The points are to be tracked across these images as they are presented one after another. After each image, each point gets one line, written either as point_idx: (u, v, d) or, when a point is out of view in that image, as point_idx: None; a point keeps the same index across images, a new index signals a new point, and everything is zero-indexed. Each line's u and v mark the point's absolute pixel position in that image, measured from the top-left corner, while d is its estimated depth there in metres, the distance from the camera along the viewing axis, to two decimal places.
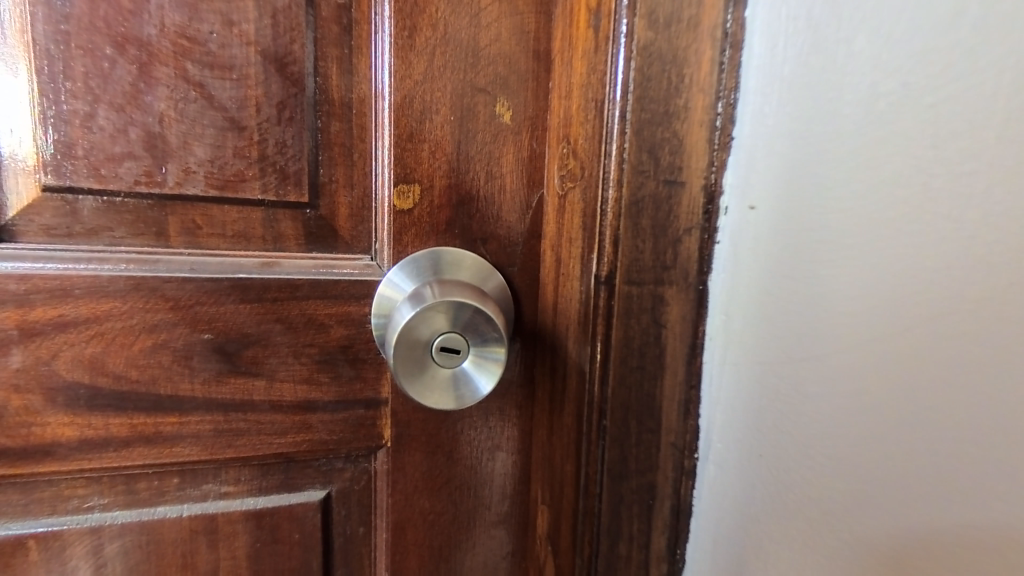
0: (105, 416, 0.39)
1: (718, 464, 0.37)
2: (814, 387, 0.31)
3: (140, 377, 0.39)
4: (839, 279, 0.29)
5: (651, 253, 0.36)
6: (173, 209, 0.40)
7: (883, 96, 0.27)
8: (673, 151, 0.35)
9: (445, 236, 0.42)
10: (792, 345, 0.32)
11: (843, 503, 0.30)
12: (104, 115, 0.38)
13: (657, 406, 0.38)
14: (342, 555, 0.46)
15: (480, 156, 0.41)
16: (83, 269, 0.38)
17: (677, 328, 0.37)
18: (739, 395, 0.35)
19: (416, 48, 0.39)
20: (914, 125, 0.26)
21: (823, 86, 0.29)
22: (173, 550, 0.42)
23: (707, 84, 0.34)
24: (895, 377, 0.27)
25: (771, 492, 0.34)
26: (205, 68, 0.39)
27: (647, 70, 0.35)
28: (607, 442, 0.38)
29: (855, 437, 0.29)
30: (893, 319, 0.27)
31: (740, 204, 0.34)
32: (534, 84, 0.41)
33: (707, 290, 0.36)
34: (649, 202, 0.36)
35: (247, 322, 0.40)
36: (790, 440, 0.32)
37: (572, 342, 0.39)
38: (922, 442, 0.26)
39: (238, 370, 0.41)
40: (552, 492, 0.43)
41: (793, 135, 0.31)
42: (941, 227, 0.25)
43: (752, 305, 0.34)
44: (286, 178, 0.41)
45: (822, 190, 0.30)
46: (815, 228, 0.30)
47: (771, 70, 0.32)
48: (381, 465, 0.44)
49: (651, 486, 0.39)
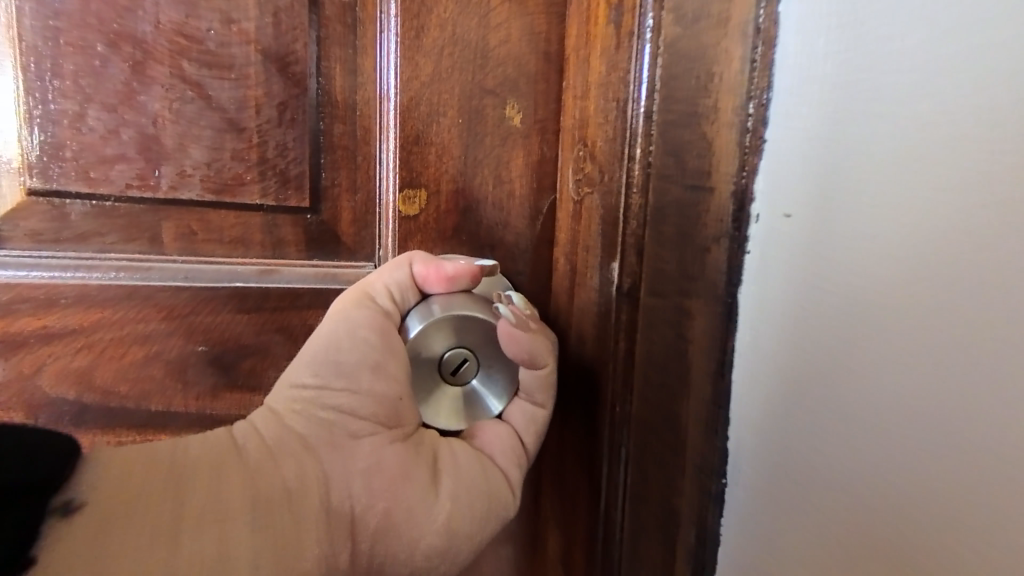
0: (91, 435, 0.36)
1: (743, 492, 0.32)
2: (841, 403, 0.27)
3: (278, 435, 0.33)
4: (878, 287, 0.25)
5: (675, 263, 0.33)
6: (169, 214, 0.38)
7: (916, 92, 0.23)
8: (700, 154, 0.31)
9: (451, 243, 0.40)
10: (818, 356, 0.28)
11: (861, 526, 0.26)
12: (96, 115, 0.36)
13: (680, 429, 0.33)
14: (535, 317, 0.36)
15: (488, 160, 0.40)
16: (71, 277, 0.36)
17: (702, 341, 0.32)
18: (757, 413, 0.31)
19: (424, 49, 0.38)
20: (935, 121, 0.23)
21: (860, 83, 0.25)
22: (479, 499, 0.35)
23: (734, 83, 0.29)
24: (909, 407, 0.24)
25: (784, 515, 0.30)
26: (203, 67, 0.37)
27: (674, 68, 0.32)
28: (629, 465, 0.36)
29: (879, 452, 0.25)
30: (902, 340, 0.24)
31: (770, 211, 0.29)
32: (545, 85, 0.40)
33: (736, 302, 0.31)
34: (674, 209, 0.33)
35: (344, 301, 0.35)
36: (812, 462, 0.28)
37: (591, 347, 0.38)
38: (936, 481, 0.23)
39: (387, 321, 0.34)
40: (563, 507, 0.41)
41: (824, 134, 0.27)
42: (956, 231, 0.22)
43: (779, 316, 0.29)
44: (287, 181, 0.39)
45: (857, 195, 0.26)
46: (856, 231, 0.26)
47: (807, 70, 0.27)
48: (468, 265, 0.36)
49: (672, 512, 0.34)
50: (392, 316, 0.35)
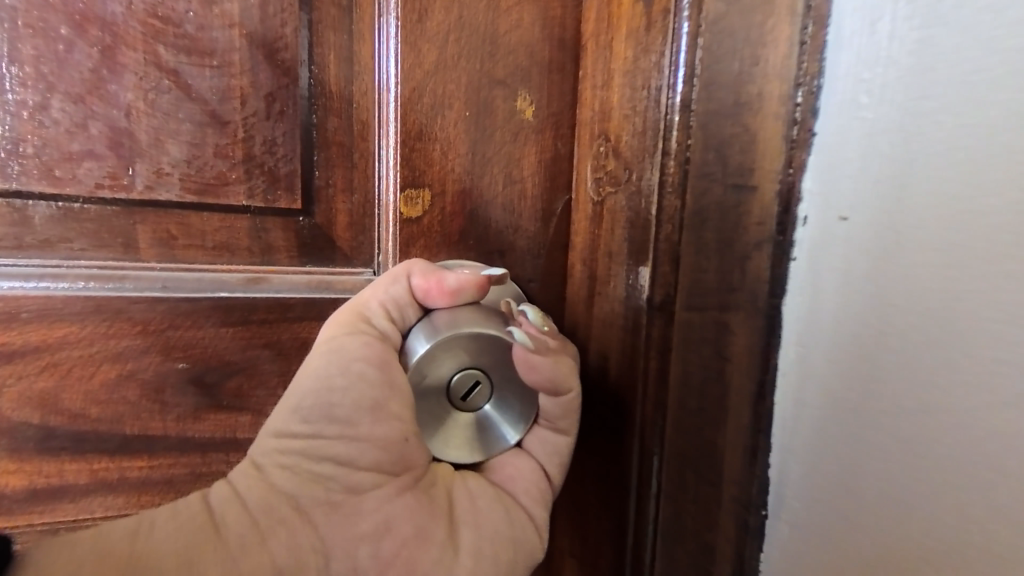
0: (58, 462, 0.32)
1: (784, 522, 0.28)
2: (868, 413, 0.25)
3: (281, 476, 0.32)
4: (911, 290, 0.23)
5: (715, 273, 0.29)
6: (144, 217, 0.34)
7: (961, 92, 0.22)
8: (744, 148, 0.28)
9: (457, 248, 0.37)
10: (847, 365, 0.26)
11: (892, 540, 0.24)
12: (60, 107, 0.32)
13: (715, 462, 0.30)
14: (555, 333, 0.33)
15: (497, 158, 0.36)
16: (32, 288, 0.32)
17: (744, 362, 0.28)
18: (786, 432, 0.28)
19: (427, 34, 0.35)
20: (978, 123, 0.21)
21: (918, 66, 0.23)
22: (501, 535, 0.33)
23: (785, 65, 0.26)
24: (927, 416, 0.23)
25: (820, 539, 0.27)
26: (181, 53, 0.33)
27: (716, 49, 0.29)
28: (662, 498, 0.33)
29: (904, 461, 0.24)
30: (948, 365, 0.22)
31: (822, 212, 0.26)
32: (560, 76, 0.36)
33: (779, 316, 0.28)
34: (716, 212, 0.29)
35: (339, 331, 0.32)
36: (842, 478, 0.26)
37: (616, 364, 0.35)
38: (962, 504, 0.22)
39: (384, 348, 0.32)
40: (582, 540, 0.37)
41: (872, 125, 0.24)
42: (981, 232, 0.21)
43: (815, 327, 0.27)
44: (277, 181, 0.36)
45: (902, 191, 0.23)
46: (897, 231, 0.24)
47: (865, 48, 0.24)
48: (474, 276, 0.33)
49: (707, 553, 0.31)
50: (388, 339, 0.32)
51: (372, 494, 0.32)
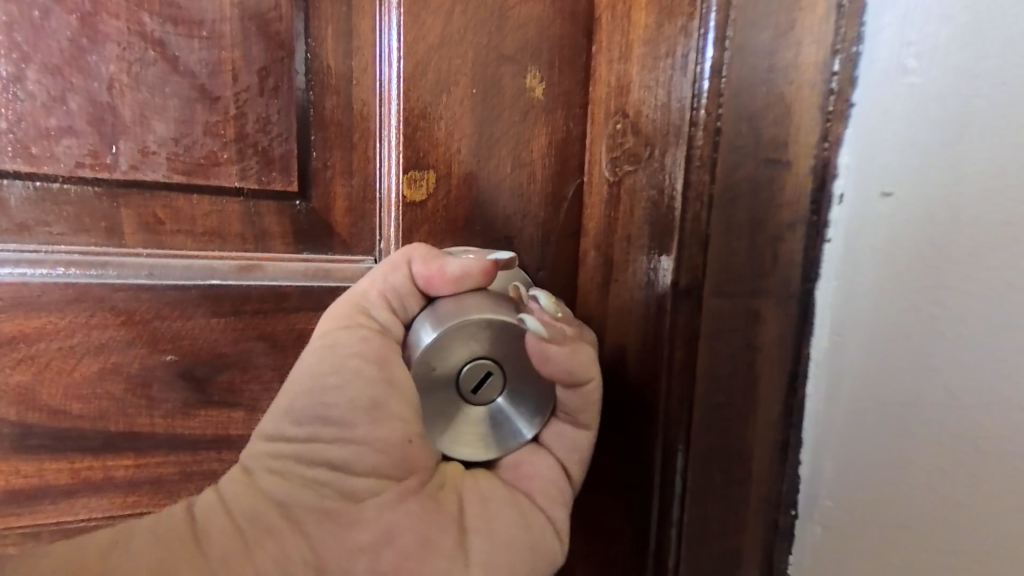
0: (38, 460, 0.30)
1: (811, 493, 0.31)
2: (895, 391, 0.27)
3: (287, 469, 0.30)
4: (940, 275, 0.25)
5: (745, 255, 0.30)
6: (129, 200, 0.32)
7: (993, 85, 0.23)
8: (777, 122, 0.30)
9: (463, 235, 0.35)
10: (880, 347, 0.28)
11: (916, 514, 0.26)
12: (37, 80, 0.29)
13: (747, 455, 0.31)
14: (570, 320, 0.31)
15: (507, 137, 0.34)
16: (6, 274, 0.29)
17: (772, 350, 0.31)
18: (820, 408, 0.31)
19: (431, 6, 0.33)
20: (1005, 117, 0.23)
21: (960, 58, 0.24)
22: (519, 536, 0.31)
23: (822, 35, 0.29)
24: (951, 395, 0.25)
25: (849, 511, 0.29)
26: (167, 23, 0.31)
27: (750, 15, 0.29)
28: (686, 498, 0.31)
29: (927, 438, 0.26)
30: (973, 352, 0.24)
31: (867, 191, 0.28)
32: (573, 50, 0.34)
33: (812, 298, 0.31)
34: (745, 187, 0.30)
35: (332, 328, 0.30)
36: (870, 453, 0.28)
37: (635, 352, 0.32)
38: (984, 481, 0.23)
39: (383, 343, 0.30)
40: (598, 551, 0.34)
41: (915, 117, 0.26)
42: (1005, 220, 0.23)
43: (851, 311, 0.29)
44: (271, 162, 0.34)
45: (938, 180, 0.25)
46: (930, 220, 0.25)
47: (914, 33, 0.26)
48: (478, 261, 0.31)
49: (735, 549, 0.32)
50: (388, 333, 0.31)
51: (383, 490, 0.31)
